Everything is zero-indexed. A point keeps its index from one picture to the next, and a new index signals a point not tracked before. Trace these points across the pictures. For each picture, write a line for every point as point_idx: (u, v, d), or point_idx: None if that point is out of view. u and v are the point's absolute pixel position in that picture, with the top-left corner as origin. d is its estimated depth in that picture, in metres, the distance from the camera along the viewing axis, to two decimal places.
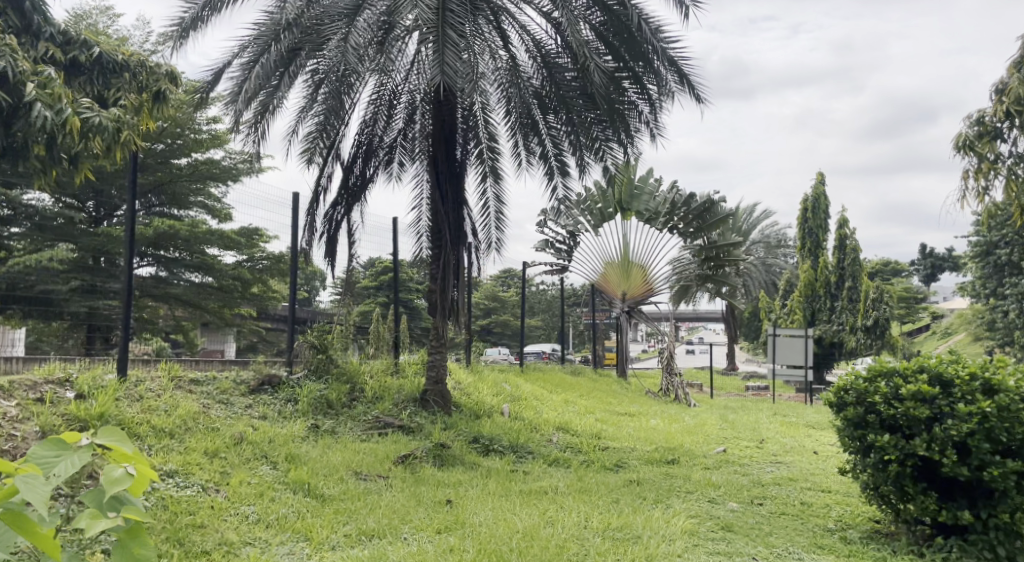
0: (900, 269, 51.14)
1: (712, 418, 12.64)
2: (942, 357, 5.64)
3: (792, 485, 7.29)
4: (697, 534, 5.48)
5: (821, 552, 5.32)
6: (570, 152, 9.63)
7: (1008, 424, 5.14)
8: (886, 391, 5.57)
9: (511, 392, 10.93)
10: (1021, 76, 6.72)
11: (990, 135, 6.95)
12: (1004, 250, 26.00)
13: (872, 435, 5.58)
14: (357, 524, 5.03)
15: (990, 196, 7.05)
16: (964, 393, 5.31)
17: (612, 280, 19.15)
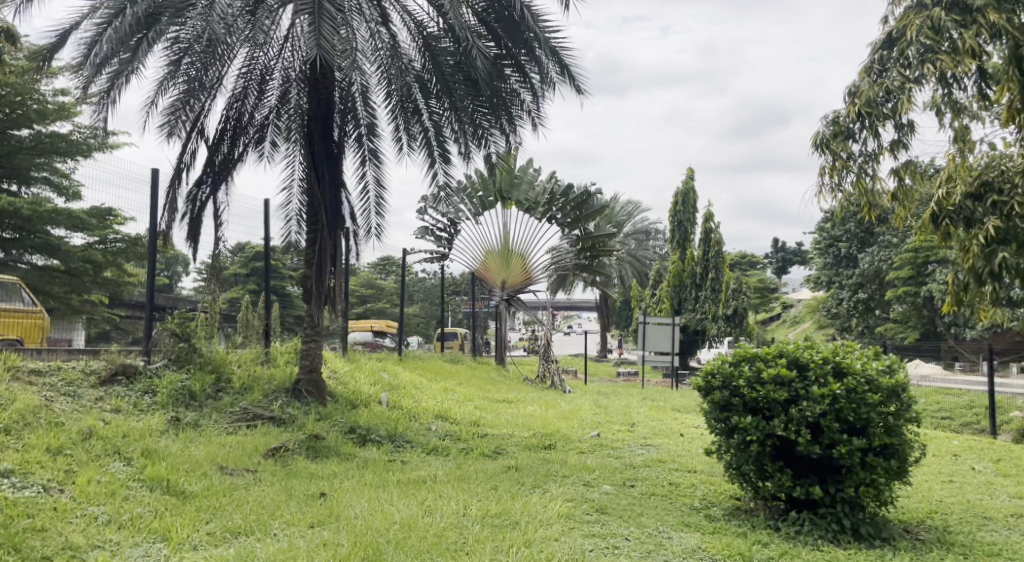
0: (758, 262, 54.50)
1: (587, 404, 12.93)
2: (798, 341, 5.93)
3: (662, 466, 7.53)
4: (573, 517, 5.54)
5: (688, 530, 5.49)
6: (451, 138, 9.50)
7: (856, 405, 5.46)
8: (749, 374, 5.79)
9: (388, 381, 10.70)
10: (872, 81, 7.14)
11: (843, 134, 7.37)
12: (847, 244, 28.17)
13: (735, 418, 5.80)
14: (220, 522, 4.73)
15: (842, 192, 7.47)
16: (817, 376, 5.62)
17: (491, 268, 19.15)
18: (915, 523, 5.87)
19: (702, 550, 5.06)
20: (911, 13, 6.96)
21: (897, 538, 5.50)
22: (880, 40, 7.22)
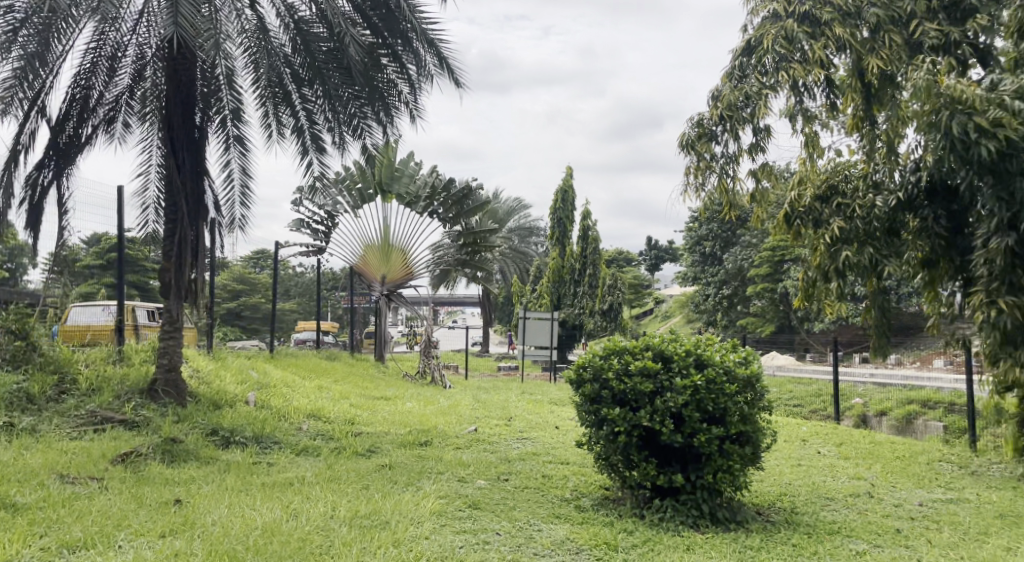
0: (632, 259, 56.44)
1: (465, 398, 12.93)
2: (663, 335, 6.09)
3: (536, 459, 7.62)
4: (445, 513, 5.49)
5: (558, 522, 5.57)
6: (324, 127, 9.22)
7: (714, 395, 5.70)
8: (617, 367, 5.91)
9: (258, 380, 10.28)
10: (733, 86, 7.49)
11: (707, 136, 7.70)
12: (711, 242, 29.63)
13: (604, 409, 5.92)
14: (57, 535, 4.37)
15: (706, 192, 7.81)
16: (680, 367, 5.82)
17: (369, 262, 18.79)
18: (766, 506, 6.22)
19: (569, 541, 5.14)
20: (767, 23, 7.31)
21: (751, 520, 5.79)
22: (740, 48, 7.55)
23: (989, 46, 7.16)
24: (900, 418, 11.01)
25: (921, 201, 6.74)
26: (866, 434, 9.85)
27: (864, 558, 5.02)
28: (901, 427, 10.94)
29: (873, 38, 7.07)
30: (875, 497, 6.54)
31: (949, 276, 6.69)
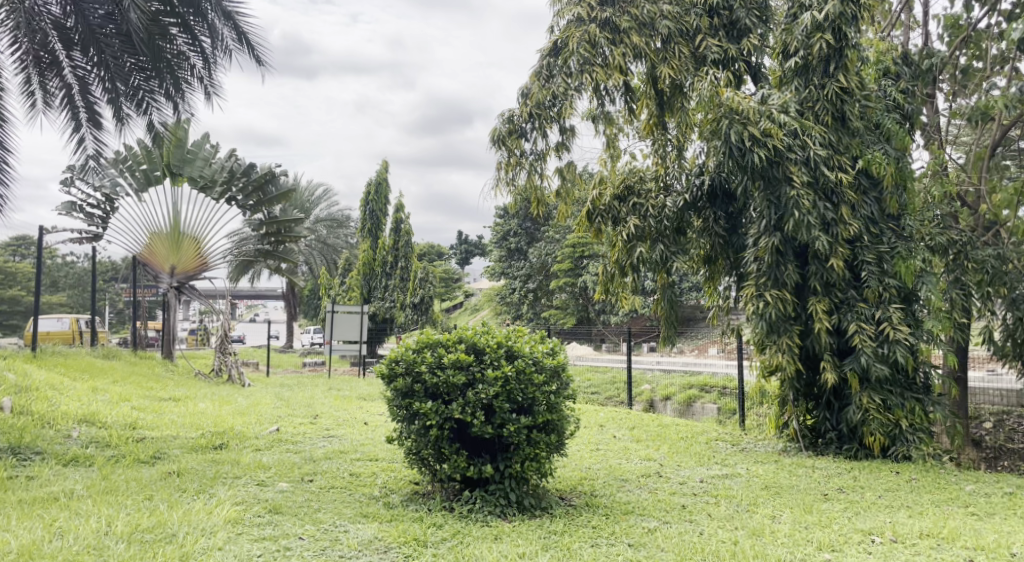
0: (442, 252, 56.74)
1: (266, 397, 12.22)
2: (476, 328, 6.04)
3: (342, 457, 7.33)
4: (242, 521, 5.11)
5: (366, 521, 5.36)
6: (102, 100, 8.28)
7: (523, 386, 5.77)
8: (430, 360, 5.78)
9: (16, 382, 9.04)
10: (541, 85, 7.68)
11: (517, 132, 7.83)
12: (516, 238, 30.49)
13: (416, 403, 5.78)
14: None
15: (516, 186, 7.91)
16: (492, 359, 5.81)
17: (157, 252, 17.27)
18: (569, 490, 6.40)
19: (378, 540, 4.95)
20: (572, 26, 7.52)
21: (554, 506, 5.92)
22: (547, 48, 7.73)
23: (759, 64, 8.10)
24: (682, 402, 11.80)
25: (704, 203, 7.92)
26: (655, 417, 10.47)
27: (655, 535, 5.28)
28: (683, 411, 11.73)
29: (664, 49, 7.59)
30: (664, 476, 6.94)
31: (724, 270, 8.22)
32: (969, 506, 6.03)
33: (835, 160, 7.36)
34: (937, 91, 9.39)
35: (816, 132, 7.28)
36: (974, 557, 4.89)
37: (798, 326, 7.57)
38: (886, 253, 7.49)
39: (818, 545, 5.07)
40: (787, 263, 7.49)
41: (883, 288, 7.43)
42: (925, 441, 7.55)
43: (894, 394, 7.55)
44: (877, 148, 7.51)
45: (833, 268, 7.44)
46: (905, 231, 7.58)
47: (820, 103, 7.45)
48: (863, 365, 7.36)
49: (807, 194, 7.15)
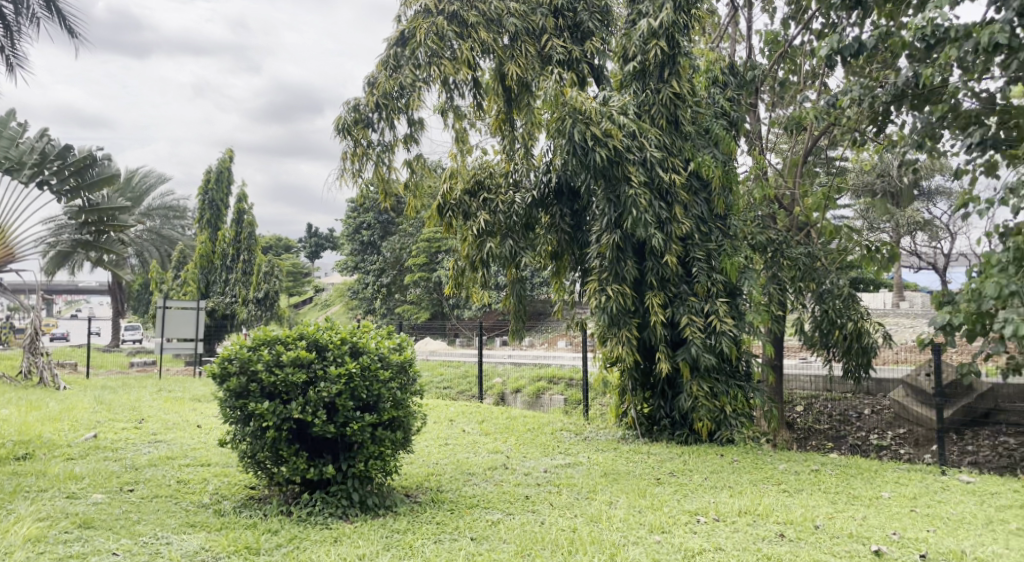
0: (289, 245, 54.76)
1: (84, 401, 11.23)
2: (319, 323, 5.82)
3: (169, 464, 6.85)
4: (45, 539, 4.65)
5: (193, 531, 5.04)
6: None
7: (368, 383, 5.62)
8: (268, 358, 5.52)
9: None
10: (388, 75, 7.53)
11: (364, 122, 7.63)
12: (369, 231, 29.93)
13: (252, 404, 5.50)
14: None
15: (362, 178, 7.73)
16: (335, 356, 5.62)
17: None
18: (414, 488, 6.33)
19: (204, 551, 4.66)
20: (420, 17, 7.42)
21: (398, 504, 5.83)
22: (394, 38, 7.58)
23: (602, 67, 8.34)
24: (531, 395, 12.03)
25: (550, 200, 8.07)
26: (503, 410, 10.59)
27: (497, 527, 5.33)
28: (531, 403, 11.94)
29: (511, 47, 7.66)
30: (509, 468, 7.02)
31: (569, 265, 8.45)
32: (781, 484, 6.55)
33: (669, 162, 7.73)
34: (761, 100, 10.12)
35: (653, 134, 7.60)
36: (784, 530, 5.29)
37: (636, 320, 7.90)
38: (713, 250, 7.98)
39: (650, 527, 5.31)
40: (626, 260, 7.80)
41: (711, 283, 7.91)
42: (746, 425, 8.12)
43: (720, 382, 8.05)
44: (707, 152, 7.95)
45: (667, 264, 7.82)
46: (731, 230, 8.13)
47: (656, 107, 7.79)
48: (694, 355, 7.79)
49: (645, 194, 7.44)
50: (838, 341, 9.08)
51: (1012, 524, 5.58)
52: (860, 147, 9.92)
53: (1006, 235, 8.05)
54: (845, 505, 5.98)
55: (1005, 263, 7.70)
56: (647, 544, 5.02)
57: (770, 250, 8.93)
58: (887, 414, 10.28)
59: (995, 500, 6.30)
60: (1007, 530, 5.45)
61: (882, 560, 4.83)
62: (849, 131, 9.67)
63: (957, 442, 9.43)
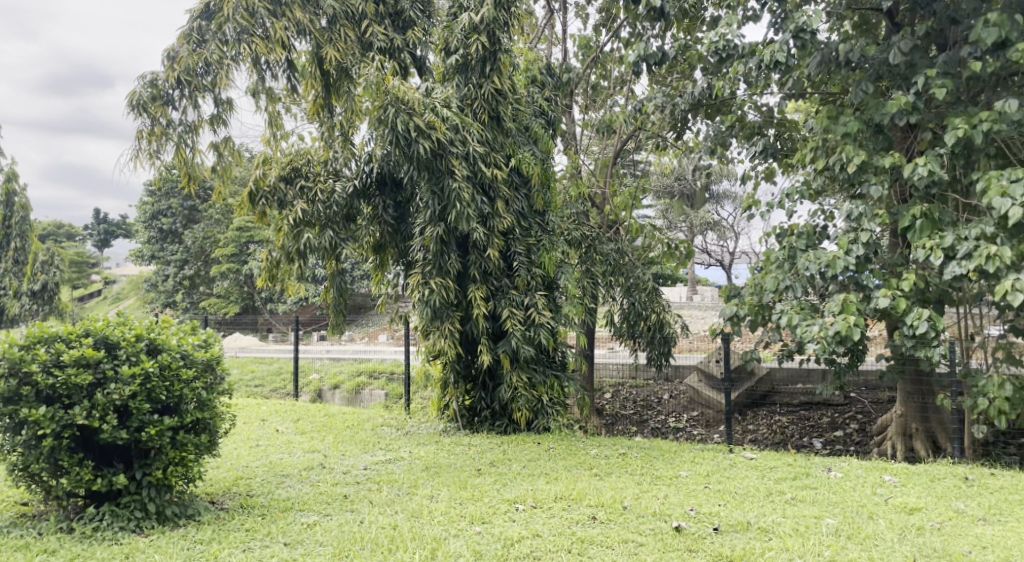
0: (74, 233, 49.64)
1: None
2: (108, 319, 5.25)
3: None
4: None
5: None
6: None
7: (168, 384, 5.16)
8: (44, 358, 4.89)
9: None
10: (191, 50, 6.97)
11: (162, 99, 7.03)
12: (170, 219, 27.52)
13: (24, 411, 4.87)
14: None
15: (161, 160, 7.13)
16: (128, 354, 5.10)
17: None
18: (220, 493, 5.94)
19: None
20: None
21: (202, 513, 5.42)
22: (199, 9, 7.00)
23: (424, 58, 8.26)
24: (351, 390, 11.70)
25: (372, 190, 7.90)
26: (320, 407, 10.21)
27: (313, 529, 5.12)
28: (350, 398, 11.63)
29: (329, 30, 7.36)
30: (326, 467, 6.78)
31: (392, 258, 8.35)
32: (593, 468, 6.84)
33: (491, 157, 7.79)
34: (575, 102, 10.50)
35: (475, 128, 7.61)
36: (596, 513, 5.53)
37: (459, 312, 7.92)
38: (533, 245, 8.17)
39: (471, 519, 5.34)
40: (450, 252, 7.79)
41: (531, 276, 8.12)
42: (562, 413, 8.43)
43: (538, 372, 8.26)
44: (527, 149, 8.12)
45: (490, 257, 7.91)
46: (549, 226, 8.37)
47: (478, 101, 7.83)
48: (514, 347, 7.93)
49: (467, 187, 7.45)
50: (643, 332, 9.76)
51: (788, 494, 6.20)
52: (662, 151, 10.59)
53: (784, 235, 8.94)
54: (648, 485, 6.35)
55: (781, 259, 8.58)
56: (468, 536, 5.04)
57: (585, 245, 9.29)
58: (684, 398, 11.13)
59: (774, 473, 6.99)
60: (784, 500, 6.05)
61: (681, 535, 5.18)
62: (653, 136, 10.30)
63: (741, 421, 10.35)
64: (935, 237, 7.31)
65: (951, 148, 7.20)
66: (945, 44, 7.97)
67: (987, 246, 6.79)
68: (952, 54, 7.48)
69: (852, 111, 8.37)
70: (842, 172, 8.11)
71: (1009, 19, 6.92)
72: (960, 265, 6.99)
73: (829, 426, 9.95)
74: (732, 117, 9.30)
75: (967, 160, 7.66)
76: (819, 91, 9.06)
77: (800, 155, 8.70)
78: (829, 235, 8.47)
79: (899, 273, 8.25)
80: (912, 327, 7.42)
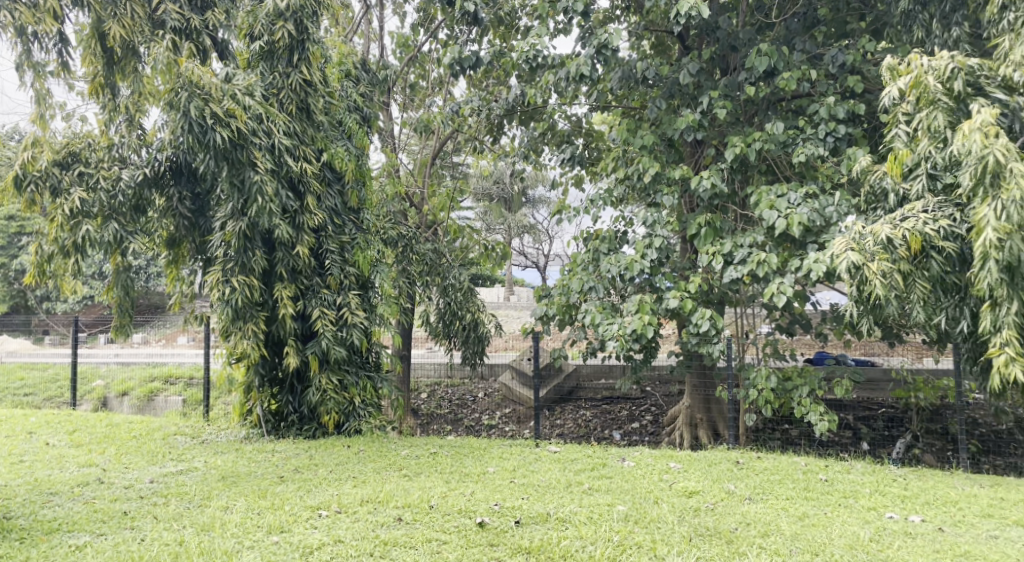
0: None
1: None
2: None
3: None
4: None
5: None
6: None
7: None
8: None
9: None
10: None
11: None
12: None
13: None
14: None
15: None
16: None
17: None
18: None
19: None
20: None
21: None
22: None
23: (226, 42, 7.88)
24: (142, 397, 10.99)
25: (167, 180, 7.47)
26: (104, 416, 9.44)
27: (83, 552, 4.77)
28: (142, 406, 10.88)
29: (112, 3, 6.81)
30: (106, 482, 6.29)
31: (188, 254, 7.97)
32: (402, 469, 6.86)
33: (300, 150, 7.57)
34: (392, 100, 10.44)
35: (281, 119, 7.37)
36: (402, 514, 5.55)
37: (264, 313, 7.65)
38: (347, 243, 8.05)
39: (268, 529, 5.19)
40: (254, 250, 7.48)
41: (343, 276, 7.98)
42: (374, 414, 8.35)
43: (350, 373, 8.14)
44: (340, 144, 7.97)
45: (299, 255, 7.68)
46: (364, 224, 8.28)
47: (284, 91, 7.58)
48: (324, 348, 7.77)
49: (270, 181, 7.22)
50: (458, 331, 9.89)
51: (586, 484, 6.56)
52: (479, 154, 10.79)
53: (589, 239, 9.43)
54: (456, 483, 6.47)
55: (586, 262, 9.07)
56: (262, 547, 4.90)
57: (401, 244, 9.24)
58: (497, 396, 11.44)
59: (574, 465, 7.38)
60: (582, 490, 6.40)
61: (484, 530, 5.34)
62: (470, 140, 10.46)
63: (549, 417, 10.79)
64: (717, 244, 8.03)
65: (730, 163, 7.95)
66: (727, 69, 8.76)
67: (758, 253, 7.57)
68: (732, 78, 8.25)
69: (648, 125, 8.99)
70: (639, 181, 8.70)
71: (777, 51, 7.74)
72: (737, 269, 7.73)
73: (627, 417, 10.70)
74: (544, 124, 9.67)
75: (744, 177, 8.47)
76: (621, 104, 9.61)
77: (604, 164, 9.21)
78: (628, 240, 9.03)
79: (687, 276, 8.95)
80: (697, 325, 8.12)
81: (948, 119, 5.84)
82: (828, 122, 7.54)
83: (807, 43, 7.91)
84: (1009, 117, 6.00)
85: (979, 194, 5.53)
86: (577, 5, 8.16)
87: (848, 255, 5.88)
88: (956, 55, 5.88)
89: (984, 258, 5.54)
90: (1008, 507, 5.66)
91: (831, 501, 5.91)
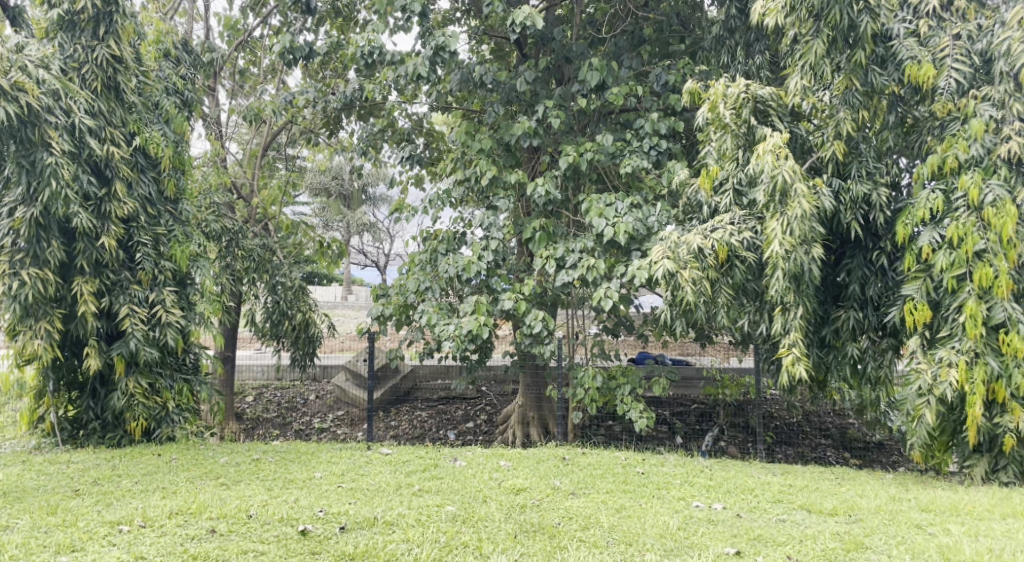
0: None
1: None
2: None
3: None
4: None
5: None
6: None
7: None
8: None
9: None
10: None
11: None
12: None
13: None
14: None
15: None
16: None
17: None
18: None
19: None
20: None
21: None
22: None
23: (18, 8, 7.14)
24: None
25: None
26: None
27: None
28: None
29: None
30: None
31: None
32: (218, 477, 6.50)
33: (106, 132, 6.99)
34: (220, 86, 9.88)
35: (83, 97, 6.76)
36: (215, 525, 5.26)
37: (60, 310, 6.99)
38: (162, 236, 7.52)
39: (56, 549, 4.75)
40: (50, 240, 6.83)
41: (157, 271, 7.46)
42: (190, 420, 7.84)
43: (162, 376, 7.61)
44: (155, 128, 7.43)
45: (104, 247, 7.09)
46: (182, 215, 7.76)
47: (88, 67, 6.95)
48: (132, 350, 7.21)
49: (68, 164, 6.64)
50: (287, 331, 9.49)
51: (416, 486, 6.52)
52: (315, 147, 10.45)
53: (427, 239, 9.38)
54: (278, 490, 6.23)
55: (423, 262, 9.03)
56: None
57: (225, 240, 8.75)
58: (329, 398, 11.13)
59: (405, 467, 7.32)
60: (411, 492, 6.34)
61: (306, 538, 5.15)
62: (305, 132, 10.12)
63: (383, 418, 10.64)
64: (550, 248, 8.26)
65: (563, 171, 8.17)
66: (560, 79, 9.02)
67: (587, 258, 7.82)
68: (566, 88, 8.49)
69: (486, 128, 9.07)
70: (476, 184, 8.78)
71: (607, 66, 8.06)
72: (568, 273, 7.95)
73: (462, 417, 10.74)
74: (383, 121, 9.51)
75: (576, 184, 8.75)
76: (461, 106, 9.65)
77: (442, 165, 9.17)
78: (466, 241, 9.06)
79: (522, 278, 9.07)
80: (529, 326, 8.27)
81: (741, 141, 6.42)
82: (651, 136, 7.94)
83: (633, 60, 8.29)
84: (800, 142, 6.63)
85: (772, 209, 6.05)
86: (414, 4, 8.09)
87: (663, 262, 6.22)
88: (751, 85, 6.37)
89: (774, 267, 6.06)
90: (795, 492, 6.21)
91: (645, 492, 6.22)
